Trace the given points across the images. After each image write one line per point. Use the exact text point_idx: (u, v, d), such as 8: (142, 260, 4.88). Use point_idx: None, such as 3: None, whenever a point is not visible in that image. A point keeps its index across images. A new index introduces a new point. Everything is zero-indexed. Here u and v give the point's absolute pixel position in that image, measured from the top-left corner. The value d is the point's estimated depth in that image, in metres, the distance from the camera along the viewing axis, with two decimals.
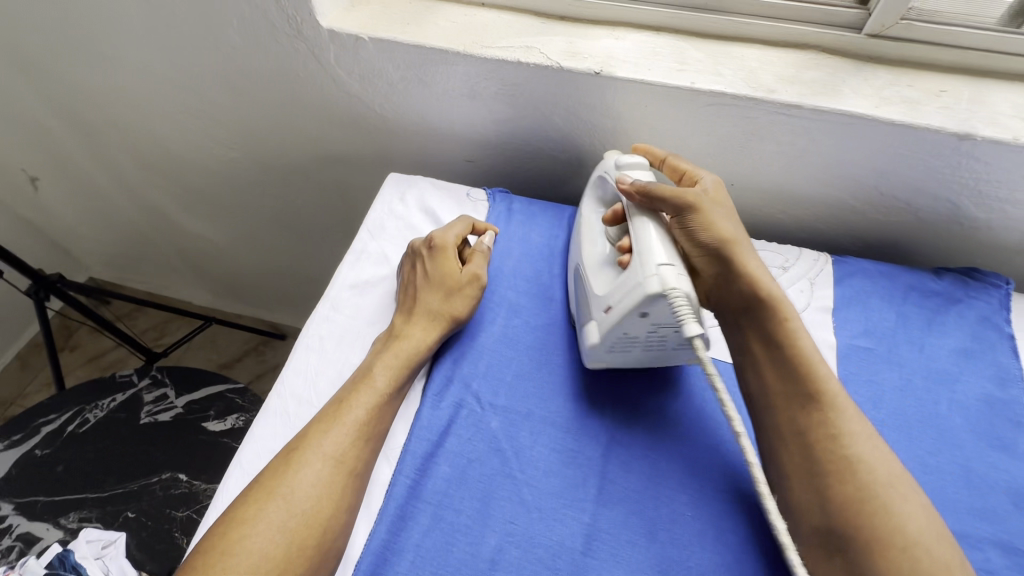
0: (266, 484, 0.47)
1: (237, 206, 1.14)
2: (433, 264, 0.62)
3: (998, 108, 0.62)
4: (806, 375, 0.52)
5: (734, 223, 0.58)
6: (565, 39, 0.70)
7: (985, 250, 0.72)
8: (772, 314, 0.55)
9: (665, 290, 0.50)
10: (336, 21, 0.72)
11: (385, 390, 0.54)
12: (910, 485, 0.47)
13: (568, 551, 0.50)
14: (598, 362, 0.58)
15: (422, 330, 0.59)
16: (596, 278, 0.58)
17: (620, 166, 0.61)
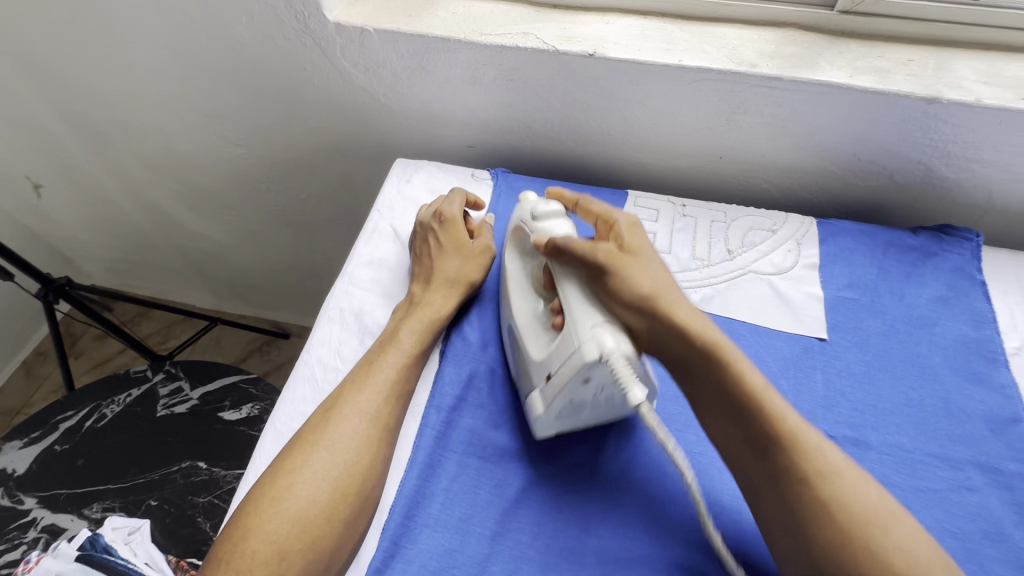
0: (309, 437, 0.51)
1: (242, 203, 1.17)
2: (446, 235, 0.66)
3: (961, 74, 0.67)
4: (763, 419, 0.48)
5: (658, 268, 0.56)
6: (559, 25, 0.74)
7: (956, 209, 0.77)
8: (709, 365, 0.50)
9: (605, 355, 0.48)
10: (341, 15, 0.76)
11: (411, 351, 0.58)
12: None
13: (587, 488, 0.54)
14: (547, 431, 0.55)
15: (441, 297, 0.63)
16: (535, 343, 0.56)
17: (537, 217, 0.61)
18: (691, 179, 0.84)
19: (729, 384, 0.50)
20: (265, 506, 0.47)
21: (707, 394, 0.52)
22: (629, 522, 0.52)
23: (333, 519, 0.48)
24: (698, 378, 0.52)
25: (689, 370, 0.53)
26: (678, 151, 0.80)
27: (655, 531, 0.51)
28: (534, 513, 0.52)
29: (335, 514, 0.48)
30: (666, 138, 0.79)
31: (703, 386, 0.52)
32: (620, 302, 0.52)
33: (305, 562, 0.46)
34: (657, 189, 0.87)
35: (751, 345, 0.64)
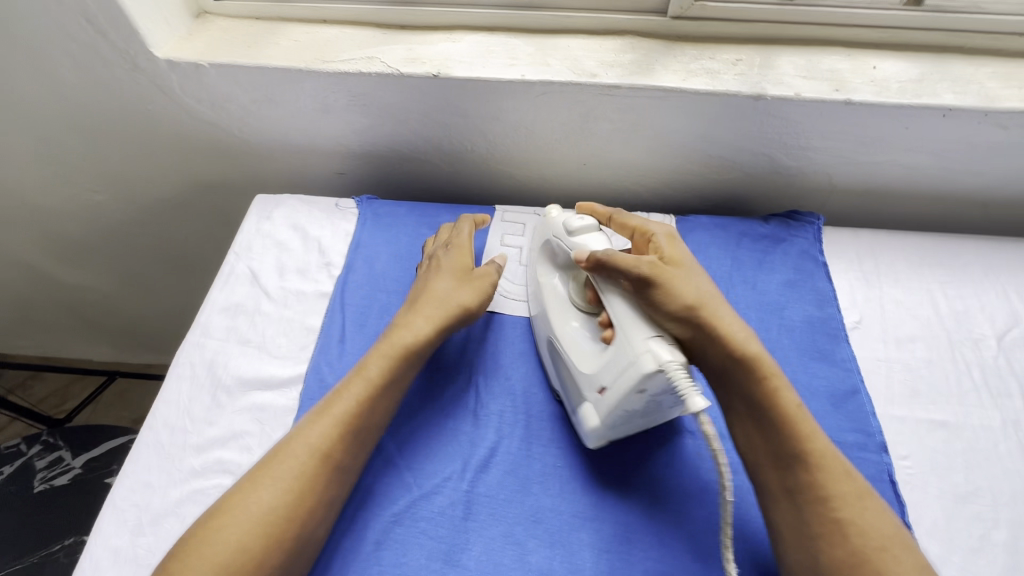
0: (255, 474, 0.49)
1: (116, 251, 1.09)
2: (446, 259, 0.63)
3: (783, 70, 0.71)
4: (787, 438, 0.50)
5: (703, 280, 0.55)
6: (404, 47, 0.73)
7: (803, 192, 0.82)
8: (750, 377, 0.51)
9: (662, 367, 0.46)
10: (172, 51, 0.72)
11: (378, 383, 0.54)
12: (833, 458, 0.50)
13: (449, 519, 0.52)
14: (600, 441, 0.55)
15: (420, 318, 0.58)
16: (581, 356, 0.55)
17: (573, 231, 0.59)
18: (562, 186, 0.85)
19: (765, 399, 0.51)
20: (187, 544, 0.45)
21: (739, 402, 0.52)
22: (492, 549, 0.51)
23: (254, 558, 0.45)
24: (728, 387, 0.53)
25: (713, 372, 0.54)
26: (543, 160, 0.81)
27: (517, 554, 0.51)
28: (394, 554, 0.51)
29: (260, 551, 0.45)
30: (529, 149, 0.79)
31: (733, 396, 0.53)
32: (665, 316, 0.51)
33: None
34: (533, 199, 0.88)
35: None
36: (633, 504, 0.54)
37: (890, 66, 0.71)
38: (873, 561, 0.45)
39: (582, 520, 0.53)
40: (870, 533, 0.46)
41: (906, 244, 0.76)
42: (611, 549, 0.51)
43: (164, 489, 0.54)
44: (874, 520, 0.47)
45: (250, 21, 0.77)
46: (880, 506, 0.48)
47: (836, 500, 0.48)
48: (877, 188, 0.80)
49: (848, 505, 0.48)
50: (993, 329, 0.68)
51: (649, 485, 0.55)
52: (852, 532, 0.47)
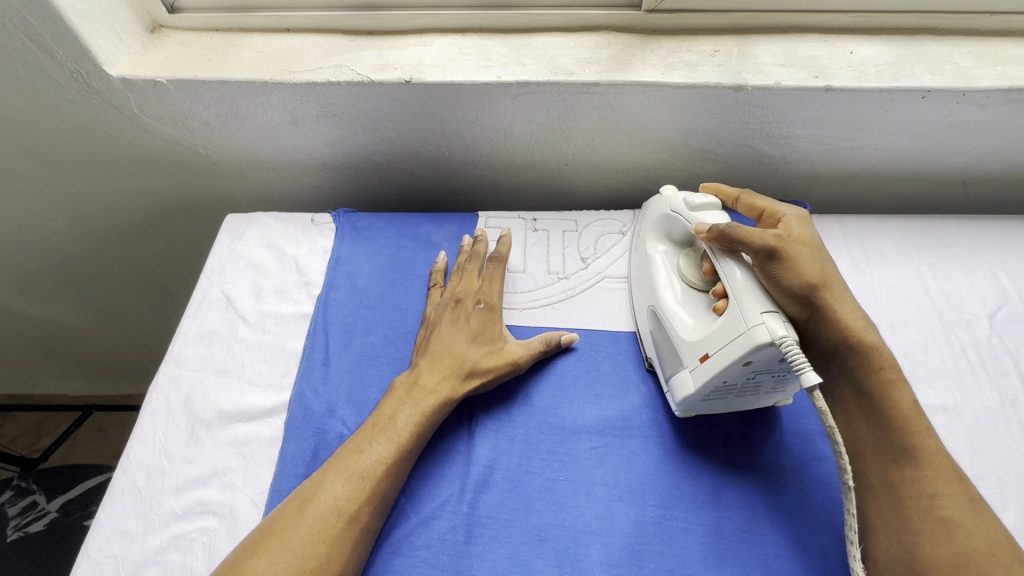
0: (277, 532, 0.46)
1: (82, 281, 1.04)
2: (475, 319, 0.60)
3: (761, 59, 0.70)
4: (900, 429, 0.48)
5: (825, 264, 0.54)
6: (373, 53, 0.71)
7: (787, 180, 0.82)
8: (863, 365, 0.50)
9: (778, 339, 0.46)
10: (126, 69, 0.68)
11: (406, 443, 0.52)
12: (943, 454, 0.47)
13: (451, 545, 0.50)
14: (689, 410, 0.55)
15: (447, 384, 0.56)
16: (685, 323, 0.55)
17: (693, 206, 0.58)
18: (545, 188, 0.83)
19: (876, 386, 0.49)
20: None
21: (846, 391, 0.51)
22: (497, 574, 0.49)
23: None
24: (837, 373, 0.52)
25: (822, 359, 0.53)
26: (524, 163, 0.79)
27: None
28: None
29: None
30: (509, 152, 0.77)
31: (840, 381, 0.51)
32: (787, 292, 0.51)
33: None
34: (517, 202, 0.86)
35: (609, 356, 0.62)
36: (640, 515, 0.52)
37: (867, 51, 0.71)
38: (979, 566, 0.42)
39: (589, 535, 0.51)
40: (977, 537, 0.43)
41: (892, 228, 0.76)
42: (621, 564, 0.49)
43: (142, 537, 0.50)
44: (984, 526, 0.44)
45: (210, 33, 0.74)
46: (987, 512, 0.45)
47: (944, 499, 0.45)
48: (859, 172, 0.80)
49: (957, 506, 0.44)
50: (984, 309, 0.68)
51: (656, 494, 0.53)
52: (958, 531, 0.43)
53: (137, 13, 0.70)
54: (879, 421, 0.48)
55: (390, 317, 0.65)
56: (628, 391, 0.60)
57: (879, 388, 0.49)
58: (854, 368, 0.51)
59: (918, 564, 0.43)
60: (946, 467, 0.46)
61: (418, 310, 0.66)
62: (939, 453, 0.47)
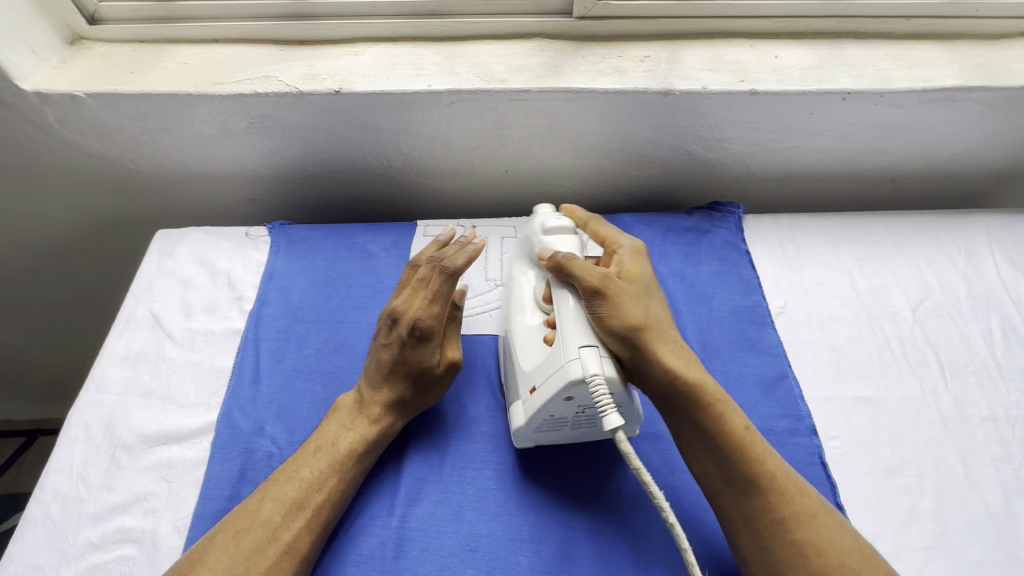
0: (205, 563, 0.44)
1: (16, 302, 1.00)
2: (414, 352, 0.55)
3: (689, 64, 0.72)
4: (740, 459, 0.48)
5: (653, 306, 0.53)
6: (303, 63, 0.70)
7: (724, 181, 0.83)
8: (696, 405, 0.49)
9: (586, 377, 0.46)
10: (42, 83, 0.66)
11: (345, 465, 0.51)
12: (788, 476, 0.48)
13: (378, 561, 0.49)
14: (528, 442, 0.54)
15: (384, 419, 0.54)
16: (524, 352, 0.54)
17: (547, 230, 0.58)
18: (487, 194, 0.83)
19: (711, 421, 0.49)
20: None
21: (689, 430, 0.50)
22: None
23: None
24: (678, 414, 0.50)
25: (660, 401, 0.51)
26: (464, 170, 0.79)
27: None
28: None
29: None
30: (447, 160, 0.77)
31: (681, 422, 0.50)
32: (611, 334, 0.48)
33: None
34: (461, 209, 0.86)
35: None
36: (572, 519, 0.52)
37: (790, 55, 0.73)
38: None
39: (520, 543, 0.50)
40: (829, 552, 0.45)
41: (824, 226, 0.78)
42: (551, 570, 0.49)
43: (55, 570, 0.48)
44: (831, 536, 0.46)
45: (134, 45, 0.72)
46: (836, 521, 0.47)
47: (793, 521, 0.46)
48: (792, 172, 0.82)
49: (805, 526, 0.46)
50: (908, 302, 0.71)
51: (589, 498, 0.53)
52: (812, 550, 0.45)
53: (55, 25, 0.68)
54: (721, 457, 0.48)
55: (324, 330, 0.64)
56: None
57: (713, 423, 0.49)
58: (688, 407, 0.50)
59: None
60: (795, 485, 0.48)
61: (354, 322, 0.65)
62: (783, 473, 0.48)
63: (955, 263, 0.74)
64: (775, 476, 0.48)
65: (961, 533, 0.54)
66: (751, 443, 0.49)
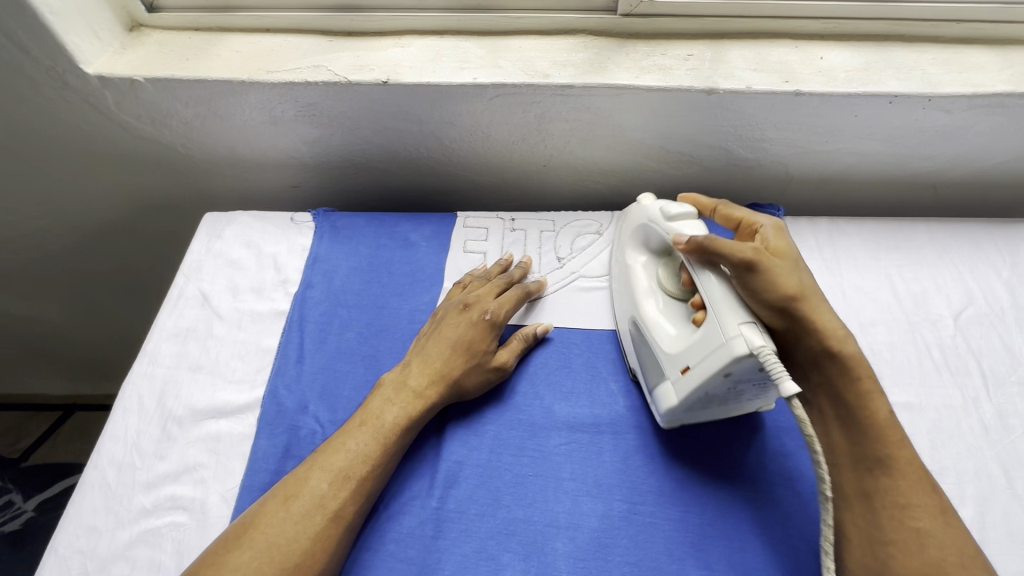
0: (258, 524, 0.46)
1: (63, 279, 1.03)
2: (473, 334, 0.59)
3: (734, 63, 0.72)
4: (875, 440, 0.48)
5: (805, 278, 0.53)
6: (351, 54, 0.71)
7: (762, 182, 0.83)
8: (842, 376, 0.50)
9: (755, 351, 0.46)
10: (104, 67, 0.68)
11: (387, 437, 0.53)
12: (922, 469, 0.48)
13: (418, 539, 0.51)
14: (673, 421, 0.55)
15: (432, 392, 0.56)
16: (664, 334, 0.55)
17: (670, 217, 0.58)
18: (525, 188, 0.84)
19: (853, 398, 0.50)
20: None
21: (826, 404, 0.51)
22: (464, 566, 0.49)
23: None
24: (818, 382, 0.52)
25: (808, 369, 0.53)
26: (503, 163, 0.80)
27: (490, 570, 0.49)
28: None
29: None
30: (487, 152, 0.78)
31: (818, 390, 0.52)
32: (763, 304, 0.51)
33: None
34: (498, 201, 0.87)
35: (581, 353, 0.63)
36: (607, 509, 0.53)
37: (837, 57, 0.73)
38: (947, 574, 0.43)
39: (556, 529, 0.51)
40: (948, 548, 0.44)
41: (863, 231, 0.77)
42: (587, 557, 0.50)
43: (111, 532, 0.50)
44: (953, 535, 0.45)
45: (189, 32, 0.74)
46: (960, 523, 0.46)
47: (915, 509, 0.46)
48: (832, 175, 0.81)
49: (928, 517, 0.46)
50: (949, 309, 0.70)
51: (623, 489, 0.54)
52: (925, 537, 0.45)
53: (116, 12, 0.71)
54: (858, 435, 0.49)
55: (366, 315, 0.66)
56: (598, 390, 0.60)
57: (855, 401, 0.49)
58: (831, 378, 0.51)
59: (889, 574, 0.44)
60: (925, 480, 0.47)
61: (394, 309, 0.66)
62: (915, 465, 0.48)
63: (999, 272, 0.73)
64: (905, 466, 0.47)
65: (1002, 543, 0.53)
66: (891, 431, 0.49)
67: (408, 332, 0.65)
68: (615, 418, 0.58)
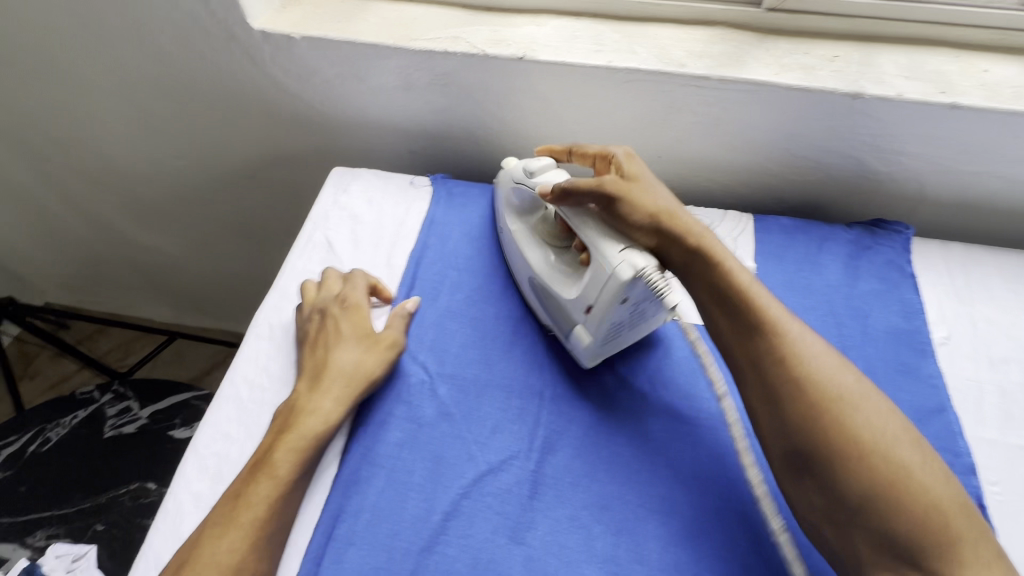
0: (227, 506, 0.49)
1: (190, 216, 1.13)
2: (347, 321, 0.60)
3: (884, 69, 0.68)
4: (746, 307, 0.52)
5: (664, 194, 0.57)
6: (489, 28, 0.74)
7: (889, 202, 0.78)
8: (707, 256, 0.54)
9: (640, 272, 0.50)
10: (267, 22, 0.75)
11: (341, 387, 0.56)
12: (796, 328, 0.51)
13: (515, 496, 0.53)
14: (594, 359, 0.59)
15: (328, 398, 0.55)
16: (562, 284, 0.59)
17: (534, 173, 0.63)
18: None
19: (719, 276, 0.53)
20: (244, 500, 0.49)
21: (703, 291, 0.54)
22: (559, 528, 0.51)
23: (270, 544, 0.49)
24: (692, 279, 0.55)
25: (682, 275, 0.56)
26: None
27: (581, 538, 0.51)
28: (462, 526, 0.51)
29: (278, 523, 0.49)
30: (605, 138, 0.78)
31: (693, 283, 0.55)
32: (633, 227, 0.54)
33: (259, 554, 0.48)
34: None
35: (683, 345, 0.64)
36: (700, 501, 0.53)
37: (1003, 70, 0.67)
38: (830, 408, 0.46)
39: (649, 511, 0.52)
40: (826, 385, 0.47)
41: (1003, 262, 0.72)
42: (677, 544, 0.51)
43: (241, 442, 0.56)
44: (829, 372, 0.48)
45: None
46: (837, 362, 0.49)
47: (795, 360, 0.49)
48: (973, 200, 0.76)
49: (805, 364, 0.48)
50: None
51: (715, 485, 0.54)
52: (809, 385, 0.47)
53: None
54: (732, 307, 0.52)
55: (475, 280, 0.68)
56: (698, 385, 0.61)
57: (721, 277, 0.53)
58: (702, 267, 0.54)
59: (793, 433, 0.47)
60: (801, 334, 0.50)
61: (502, 278, 0.69)
62: (783, 319, 0.51)
63: None
64: (776, 323, 0.51)
65: None
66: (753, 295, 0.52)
67: (514, 302, 0.67)
68: (710, 413, 0.59)
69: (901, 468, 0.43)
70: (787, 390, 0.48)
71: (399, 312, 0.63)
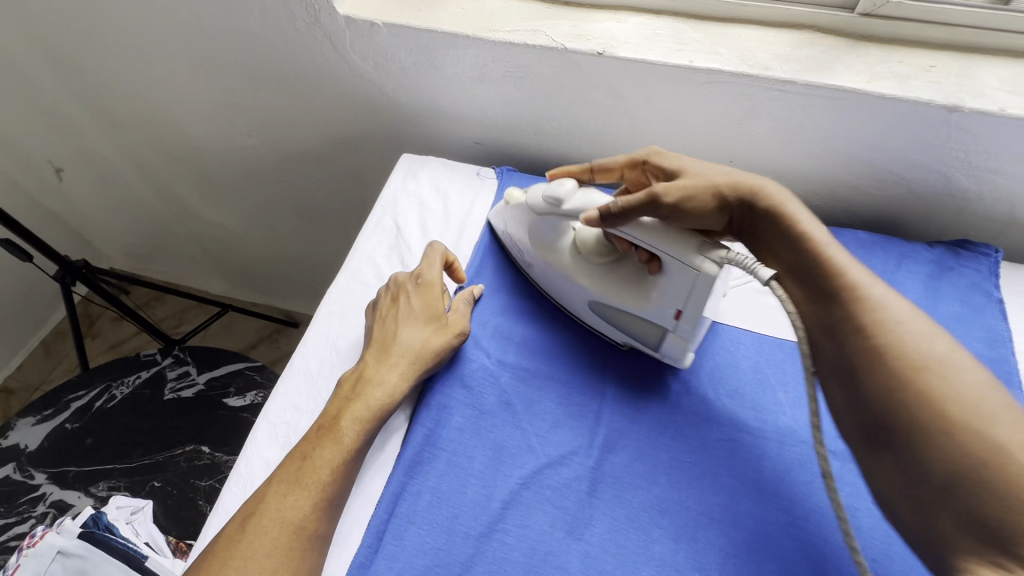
0: (293, 465, 0.51)
1: (254, 193, 1.17)
2: (419, 298, 0.61)
3: (986, 81, 0.65)
4: (823, 274, 0.49)
5: (703, 167, 0.58)
6: (569, 23, 0.73)
7: (975, 223, 0.74)
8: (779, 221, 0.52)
9: (724, 257, 0.50)
10: (351, 8, 0.76)
11: (407, 358, 0.58)
12: (880, 293, 0.47)
13: (574, 492, 0.53)
14: (688, 356, 0.59)
15: (395, 372, 0.57)
16: (637, 296, 0.57)
17: (563, 202, 0.59)
18: None
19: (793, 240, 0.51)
20: (312, 462, 0.51)
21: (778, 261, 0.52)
22: (618, 527, 0.51)
23: (334, 505, 0.50)
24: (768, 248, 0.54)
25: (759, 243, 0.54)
26: (688, 153, 0.78)
27: (640, 540, 0.50)
28: (520, 516, 0.51)
29: (339, 485, 0.51)
30: (676, 139, 0.77)
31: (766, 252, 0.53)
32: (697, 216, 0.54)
33: (321, 514, 0.49)
34: None
35: (749, 354, 0.62)
36: (764, 514, 0.52)
37: None
38: (912, 376, 0.41)
39: (709, 519, 0.51)
40: (907, 355, 0.43)
41: None
42: (739, 555, 0.50)
43: (309, 413, 0.58)
44: (912, 340, 0.43)
45: None
46: (927, 331, 0.44)
47: (876, 327, 0.45)
48: None
49: (887, 331, 0.44)
50: None
51: (780, 499, 0.52)
52: (889, 354, 0.43)
53: None
54: (807, 274, 0.50)
55: None
56: (765, 397, 0.59)
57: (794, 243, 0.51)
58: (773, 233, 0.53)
59: (868, 407, 0.43)
60: (887, 299, 0.46)
61: None
62: (863, 283, 0.47)
63: None
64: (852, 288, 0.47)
65: None
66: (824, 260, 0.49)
67: None
68: (776, 426, 0.57)
69: (999, 448, 0.37)
70: (872, 362, 0.44)
71: (465, 297, 0.64)
